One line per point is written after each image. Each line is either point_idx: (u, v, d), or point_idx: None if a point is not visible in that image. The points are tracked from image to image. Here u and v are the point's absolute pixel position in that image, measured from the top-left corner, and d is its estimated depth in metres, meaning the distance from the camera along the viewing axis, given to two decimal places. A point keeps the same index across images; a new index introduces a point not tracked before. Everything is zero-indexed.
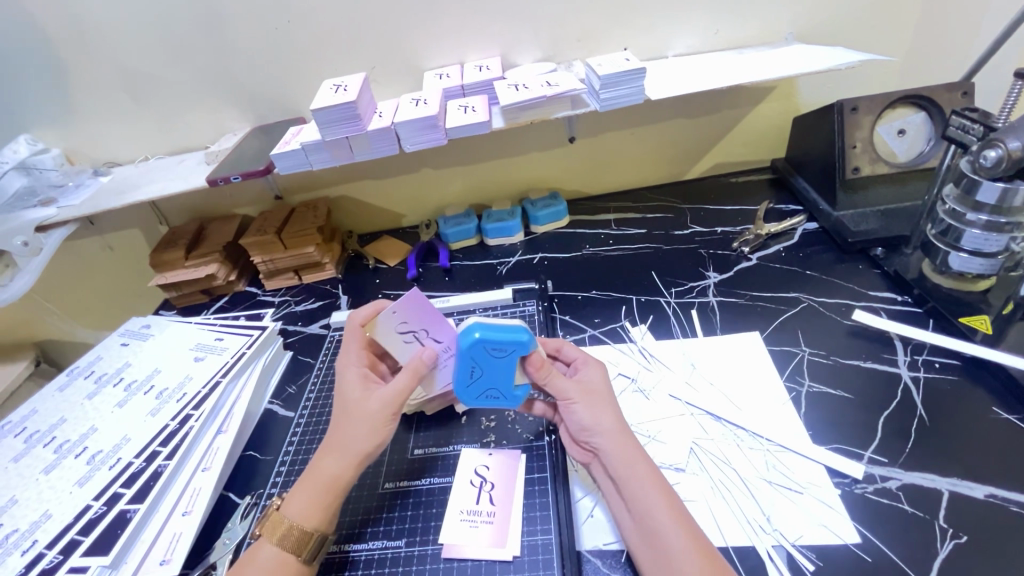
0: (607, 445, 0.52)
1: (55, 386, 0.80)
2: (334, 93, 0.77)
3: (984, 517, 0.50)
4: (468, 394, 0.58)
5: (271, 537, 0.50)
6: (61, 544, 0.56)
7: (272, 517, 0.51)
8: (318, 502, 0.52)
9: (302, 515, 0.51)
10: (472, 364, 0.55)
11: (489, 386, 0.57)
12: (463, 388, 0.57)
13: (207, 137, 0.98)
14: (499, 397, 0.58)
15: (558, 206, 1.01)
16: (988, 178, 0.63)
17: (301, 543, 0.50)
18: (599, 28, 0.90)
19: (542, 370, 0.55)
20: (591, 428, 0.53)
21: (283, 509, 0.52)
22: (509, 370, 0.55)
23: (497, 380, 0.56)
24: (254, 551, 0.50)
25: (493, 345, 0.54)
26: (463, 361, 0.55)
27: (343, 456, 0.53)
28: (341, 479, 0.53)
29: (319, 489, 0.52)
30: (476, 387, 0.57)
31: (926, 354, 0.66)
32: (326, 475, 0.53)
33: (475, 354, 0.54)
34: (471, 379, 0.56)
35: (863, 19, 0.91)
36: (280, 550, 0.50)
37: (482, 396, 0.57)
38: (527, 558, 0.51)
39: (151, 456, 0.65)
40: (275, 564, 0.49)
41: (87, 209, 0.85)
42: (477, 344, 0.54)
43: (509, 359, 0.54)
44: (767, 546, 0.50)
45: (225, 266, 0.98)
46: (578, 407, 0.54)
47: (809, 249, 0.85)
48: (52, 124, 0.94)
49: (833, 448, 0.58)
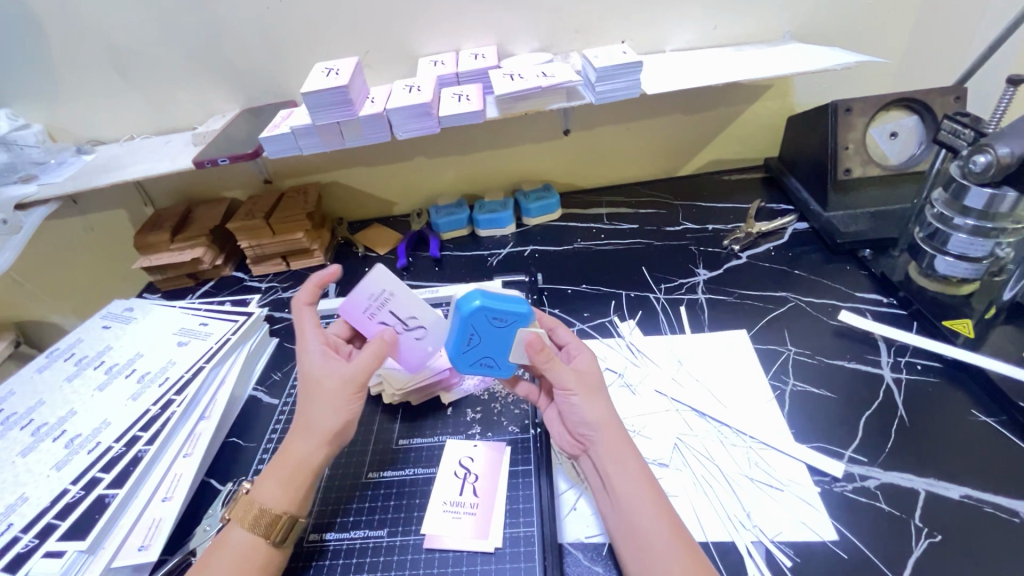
0: (601, 440, 0.52)
1: (34, 367, 0.78)
2: (325, 77, 0.76)
3: (958, 516, 0.51)
4: (462, 361, 0.57)
5: (241, 521, 0.49)
6: (37, 528, 0.56)
7: (243, 501, 0.51)
8: (288, 483, 0.51)
9: (271, 497, 0.50)
10: (471, 332, 0.54)
11: (485, 354, 0.57)
12: (457, 354, 0.56)
13: (196, 118, 0.96)
14: (492, 366, 0.58)
15: (550, 199, 1.00)
16: (977, 184, 0.63)
17: (271, 525, 0.49)
18: (598, 20, 0.89)
19: (542, 354, 0.53)
20: (586, 420, 0.53)
21: (254, 492, 0.51)
22: (507, 341, 0.55)
23: (494, 349, 0.56)
24: (224, 537, 0.49)
25: (495, 313, 0.53)
26: (462, 329, 0.54)
27: (311, 436, 0.53)
28: (310, 460, 0.53)
29: (288, 471, 0.52)
30: (471, 355, 0.56)
31: (908, 356, 0.67)
32: (296, 456, 0.53)
33: (475, 321, 0.53)
34: (467, 347, 0.55)
35: (862, 19, 0.91)
36: (250, 533, 0.49)
37: (477, 364, 0.57)
38: (508, 551, 0.51)
39: (132, 441, 0.64)
40: (247, 546, 0.48)
41: (69, 188, 0.83)
42: (479, 312, 0.53)
43: (509, 330, 0.54)
44: (746, 542, 0.51)
45: (212, 250, 0.97)
46: (576, 399, 0.53)
47: (798, 249, 0.86)
48: (34, 99, 0.91)
49: (814, 447, 0.58)
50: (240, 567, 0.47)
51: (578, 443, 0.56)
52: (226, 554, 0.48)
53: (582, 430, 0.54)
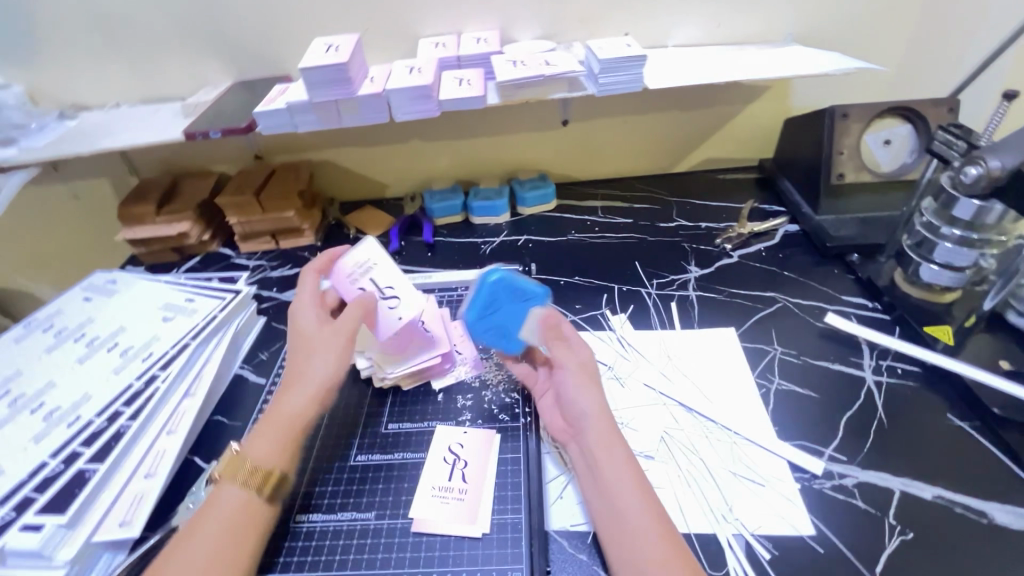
0: (590, 425, 0.53)
1: (11, 337, 0.76)
2: (325, 53, 0.74)
3: (930, 515, 0.53)
4: (476, 326, 0.62)
5: (233, 481, 0.50)
6: (14, 500, 0.54)
7: (232, 461, 0.51)
8: (279, 439, 0.52)
9: (262, 452, 0.51)
10: (493, 299, 0.61)
11: (497, 323, 0.62)
12: (475, 318, 0.62)
13: (185, 88, 0.93)
14: (501, 338, 0.63)
15: (546, 189, 1.00)
16: (966, 195, 0.65)
17: (263, 480, 0.50)
18: (602, 10, 0.88)
19: (553, 332, 0.59)
20: (577, 403, 0.54)
21: (245, 450, 0.51)
22: (523, 316, 0.62)
23: (508, 323, 0.62)
24: (214, 498, 0.49)
25: (517, 285, 0.61)
26: (482, 295, 0.61)
27: (303, 392, 0.55)
28: (302, 416, 0.54)
29: (280, 427, 0.53)
30: (488, 321, 0.62)
31: (890, 359, 0.68)
32: (287, 412, 0.54)
33: (499, 289, 0.61)
34: (486, 313, 0.62)
35: (862, 26, 0.92)
36: (242, 492, 0.49)
37: (488, 331, 0.62)
38: (496, 536, 0.52)
39: (114, 416, 0.63)
40: (238, 506, 0.48)
41: (50, 154, 0.80)
42: (504, 280, 0.61)
43: (524, 304, 0.61)
44: (727, 535, 0.52)
45: (199, 225, 0.95)
46: (570, 381, 0.55)
47: (789, 251, 0.87)
48: (14, 59, 0.87)
49: (797, 444, 0.60)
50: (229, 526, 0.47)
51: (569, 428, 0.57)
52: (215, 513, 0.48)
53: (574, 414, 0.55)
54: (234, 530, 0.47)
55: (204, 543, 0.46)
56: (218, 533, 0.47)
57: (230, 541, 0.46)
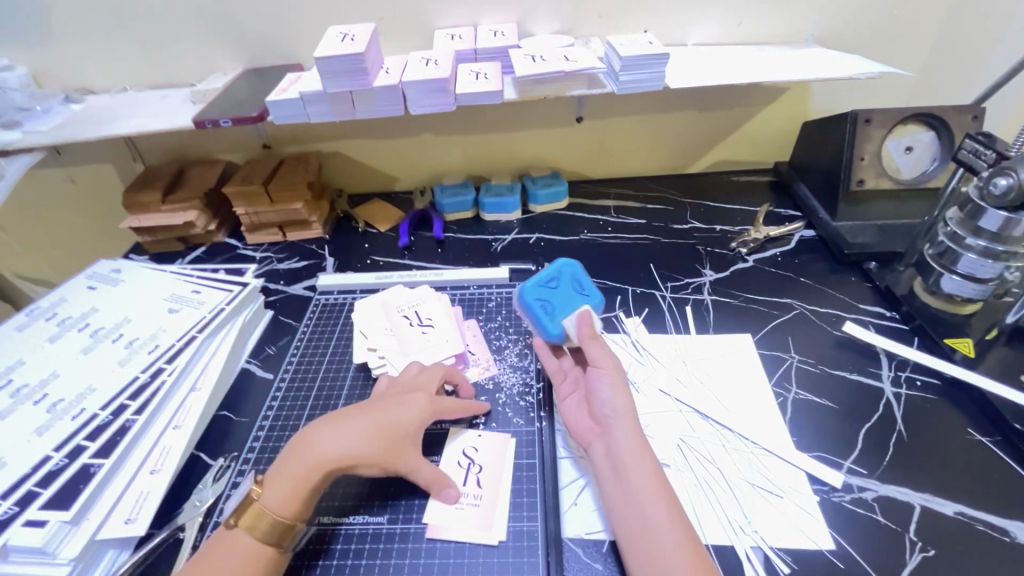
0: (621, 427, 0.52)
1: (13, 325, 0.74)
2: (340, 42, 0.72)
3: (952, 532, 0.52)
4: (530, 290, 0.64)
5: (246, 526, 0.48)
6: (17, 495, 0.53)
7: (251, 509, 0.48)
8: (296, 489, 0.49)
9: (278, 498, 0.49)
10: (556, 276, 0.66)
11: (549, 300, 0.64)
12: (534, 284, 0.64)
13: (194, 73, 0.91)
14: (544, 313, 0.63)
15: (559, 187, 0.98)
16: (993, 206, 0.65)
17: (274, 530, 0.48)
18: (623, 5, 0.86)
19: (589, 332, 0.59)
20: (608, 402, 0.54)
21: (264, 499, 0.49)
22: (572, 305, 0.64)
23: (557, 302, 0.64)
24: (225, 544, 0.47)
25: (578, 279, 0.66)
26: (555, 273, 0.66)
27: (337, 457, 0.51)
28: (323, 474, 0.51)
29: (301, 476, 0.50)
30: (542, 291, 0.64)
31: (908, 371, 0.67)
32: (313, 461, 0.51)
33: (564, 272, 0.66)
34: (544, 283, 0.65)
35: (885, 30, 0.90)
36: (253, 537, 0.47)
37: (538, 300, 0.64)
38: (511, 544, 0.51)
39: (119, 410, 0.61)
40: (249, 552, 0.47)
41: (56, 138, 0.78)
42: (570, 268, 0.67)
43: (580, 300, 0.64)
44: (745, 547, 0.51)
45: (205, 214, 0.93)
46: (605, 381, 0.55)
47: (805, 257, 0.86)
48: (20, 39, 0.85)
49: (815, 456, 0.59)
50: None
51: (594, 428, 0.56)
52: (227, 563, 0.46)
53: (604, 413, 0.54)
54: None
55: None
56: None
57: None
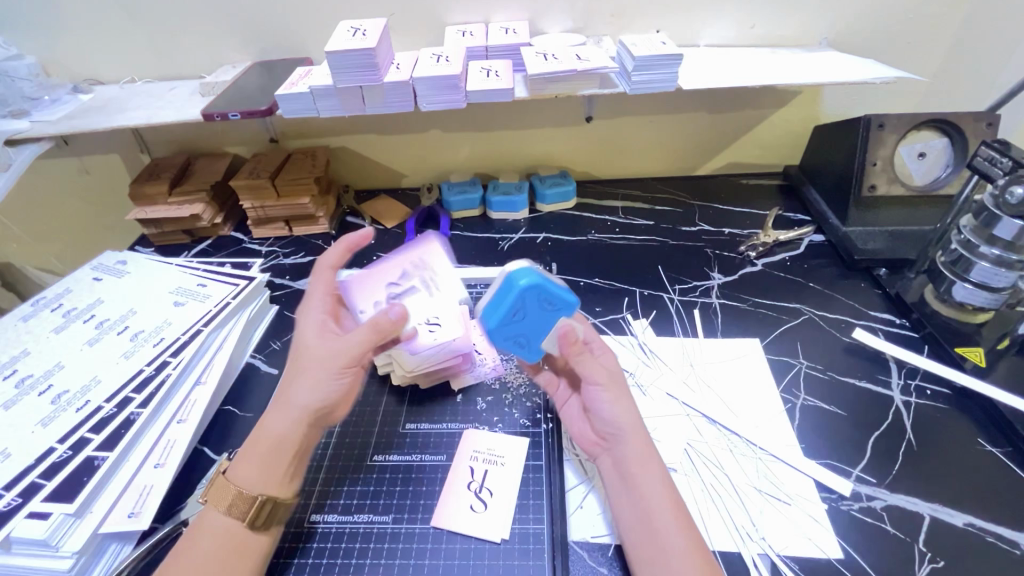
0: (627, 440, 0.51)
1: (18, 315, 0.74)
2: (351, 37, 0.71)
3: (961, 544, 0.51)
4: (498, 332, 0.53)
5: (218, 505, 0.48)
6: (21, 486, 0.53)
7: (217, 486, 0.48)
8: (258, 460, 0.50)
9: (240, 474, 0.49)
10: (520, 305, 0.51)
11: (520, 332, 0.54)
12: (497, 325, 0.52)
13: (203, 66, 0.91)
14: (522, 345, 0.55)
15: (567, 186, 0.98)
16: (1009, 215, 0.64)
17: (246, 508, 0.47)
18: (635, 4, 0.85)
19: (573, 347, 0.54)
20: (609, 417, 0.52)
21: (230, 476, 0.49)
22: (547, 325, 0.54)
23: (531, 331, 0.54)
24: (202, 522, 0.48)
25: (546, 296, 0.51)
26: (516, 302, 0.51)
27: (287, 413, 0.52)
28: (280, 435, 0.51)
29: (262, 449, 0.50)
30: (510, 327, 0.53)
31: (918, 379, 0.67)
32: (266, 432, 0.51)
33: (527, 297, 0.51)
34: (510, 319, 0.52)
35: (900, 34, 0.90)
36: (227, 516, 0.47)
37: (510, 340, 0.54)
38: (516, 546, 0.51)
39: (123, 402, 0.61)
40: (225, 529, 0.47)
41: (64, 128, 0.78)
42: (532, 289, 0.51)
43: (552, 316, 0.53)
44: (752, 554, 0.51)
45: (211, 207, 0.93)
46: (603, 397, 0.53)
47: (814, 262, 0.85)
48: (29, 28, 0.85)
49: (823, 463, 0.58)
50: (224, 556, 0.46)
51: (600, 441, 0.55)
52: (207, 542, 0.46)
53: (607, 429, 0.53)
54: (224, 557, 0.46)
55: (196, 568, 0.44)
56: (209, 555, 0.45)
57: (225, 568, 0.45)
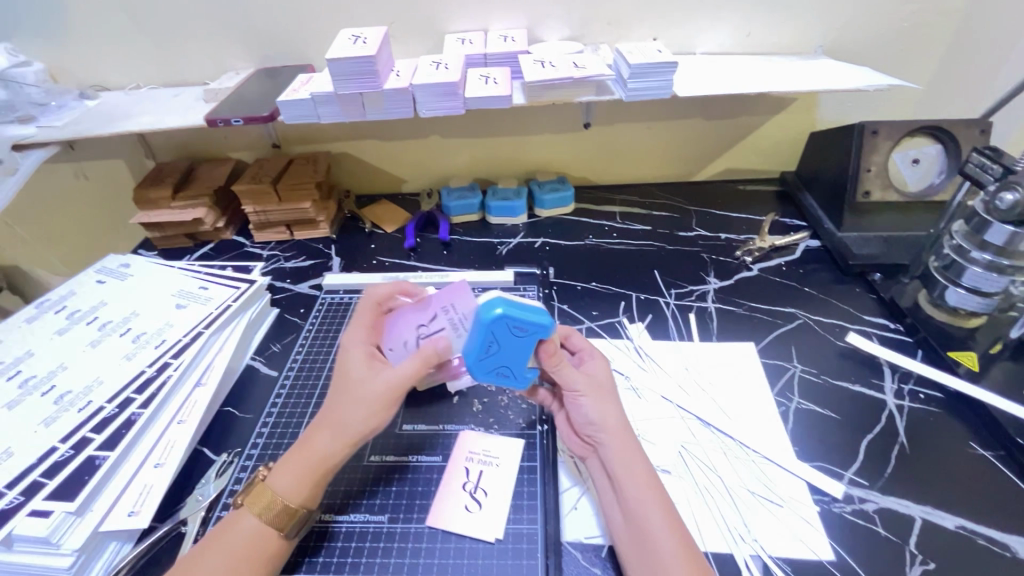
0: (609, 441, 0.52)
1: (22, 318, 0.75)
2: (352, 44, 0.73)
3: (952, 546, 0.52)
4: (478, 369, 0.54)
5: (253, 507, 0.48)
6: (22, 485, 0.54)
7: (258, 488, 0.49)
8: (306, 479, 0.49)
9: (288, 490, 0.49)
10: (491, 339, 0.51)
11: (502, 364, 0.54)
12: (474, 361, 0.53)
13: (207, 73, 0.92)
14: (509, 376, 0.55)
15: (565, 192, 0.99)
16: (999, 220, 0.65)
17: (283, 516, 0.48)
18: (632, 13, 0.87)
19: (553, 358, 0.54)
20: (595, 423, 0.53)
21: (271, 480, 0.49)
22: (527, 351, 0.53)
23: (513, 361, 0.53)
24: (231, 523, 0.48)
25: (516, 324, 0.51)
26: (485, 335, 0.51)
27: (338, 434, 0.50)
28: (332, 457, 0.50)
29: (311, 466, 0.50)
30: (489, 362, 0.53)
31: (912, 384, 0.67)
32: (318, 452, 0.50)
33: (497, 329, 0.51)
34: (485, 354, 0.52)
35: (894, 43, 0.91)
36: (260, 520, 0.48)
37: (493, 373, 0.54)
38: (510, 546, 0.51)
39: (125, 403, 0.62)
40: (254, 532, 0.47)
41: (70, 133, 0.80)
42: (499, 320, 0.50)
43: (528, 340, 0.52)
44: (744, 555, 0.51)
45: (213, 212, 0.94)
46: (587, 403, 0.53)
47: (810, 267, 0.86)
48: (37, 35, 0.87)
49: (815, 465, 0.59)
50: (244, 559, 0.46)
51: (586, 445, 0.55)
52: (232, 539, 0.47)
53: (591, 433, 0.53)
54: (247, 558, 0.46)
55: (217, 565, 0.45)
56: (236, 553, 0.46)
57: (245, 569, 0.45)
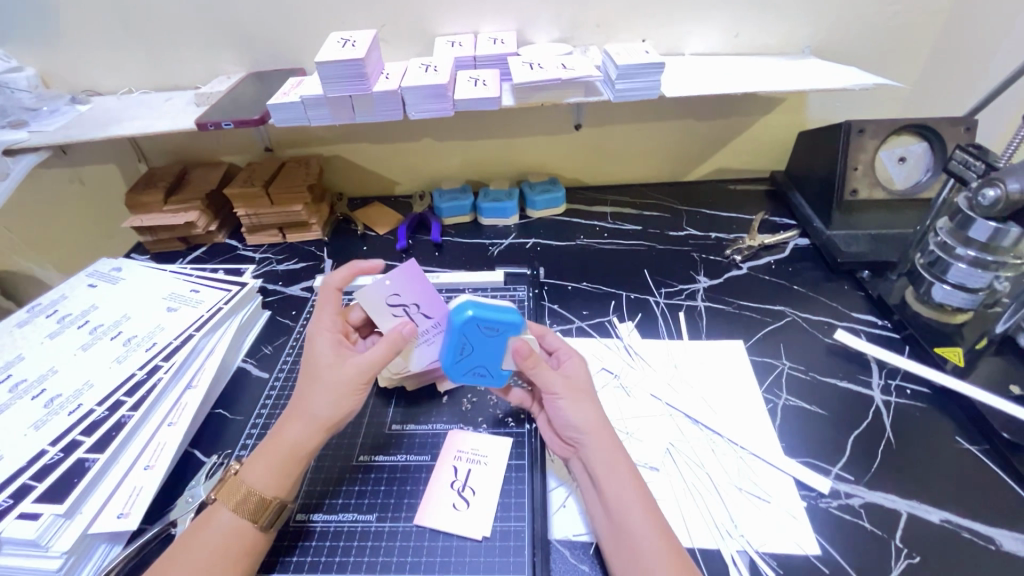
0: (589, 441, 0.52)
1: (14, 322, 0.75)
2: (341, 47, 0.73)
3: (938, 540, 0.52)
4: (456, 371, 0.56)
5: (227, 502, 0.48)
6: (12, 488, 0.54)
7: (229, 483, 0.49)
8: (278, 469, 0.49)
9: (261, 482, 0.49)
10: (463, 340, 0.54)
11: (478, 363, 0.56)
12: (451, 365, 0.56)
13: (199, 77, 0.93)
14: (486, 375, 0.57)
15: (556, 192, 0.99)
16: (983, 217, 0.65)
17: (258, 509, 0.48)
18: (621, 14, 0.87)
19: (529, 360, 0.53)
20: (575, 425, 0.53)
21: (242, 474, 0.49)
22: (499, 350, 0.55)
23: (487, 360, 0.55)
24: (207, 520, 0.48)
25: (484, 324, 0.53)
26: (457, 337, 0.53)
27: (309, 422, 0.51)
28: (303, 446, 0.51)
29: (282, 456, 0.50)
30: (465, 364, 0.56)
31: (899, 379, 0.68)
32: (290, 441, 0.50)
33: (467, 331, 0.53)
34: (461, 356, 0.55)
35: (880, 43, 0.92)
36: (237, 515, 0.48)
37: (469, 374, 0.56)
38: (497, 544, 0.51)
39: (115, 406, 0.62)
40: (232, 528, 0.47)
41: (61, 137, 0.80)
42: (469, 322, 0.53)
43: (500, 339, 0.54)
44: (731, 551, 0.52)
45: (206, 215, 0.94)
46: (565, 405, 0.53)
47: (799, 265, 0.86)
48: (29, 41, 0.87)
49: (802, 461, 0.59)
50: (223, 554, 0.46)
51: (567, 446, 0.56)
52: (207, 536, 0.47)
53: (570, 433, 0.54)
54: (224, 554, 0.46)
55: (197, 559, 0.45)
56: (213, 550, 0.46)
57: (223, 565, 0.45)
